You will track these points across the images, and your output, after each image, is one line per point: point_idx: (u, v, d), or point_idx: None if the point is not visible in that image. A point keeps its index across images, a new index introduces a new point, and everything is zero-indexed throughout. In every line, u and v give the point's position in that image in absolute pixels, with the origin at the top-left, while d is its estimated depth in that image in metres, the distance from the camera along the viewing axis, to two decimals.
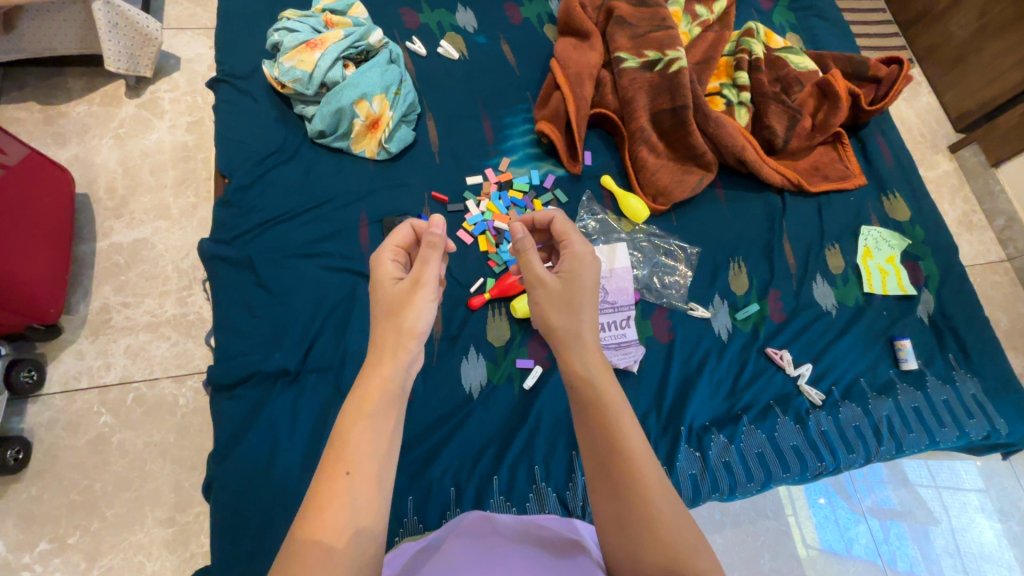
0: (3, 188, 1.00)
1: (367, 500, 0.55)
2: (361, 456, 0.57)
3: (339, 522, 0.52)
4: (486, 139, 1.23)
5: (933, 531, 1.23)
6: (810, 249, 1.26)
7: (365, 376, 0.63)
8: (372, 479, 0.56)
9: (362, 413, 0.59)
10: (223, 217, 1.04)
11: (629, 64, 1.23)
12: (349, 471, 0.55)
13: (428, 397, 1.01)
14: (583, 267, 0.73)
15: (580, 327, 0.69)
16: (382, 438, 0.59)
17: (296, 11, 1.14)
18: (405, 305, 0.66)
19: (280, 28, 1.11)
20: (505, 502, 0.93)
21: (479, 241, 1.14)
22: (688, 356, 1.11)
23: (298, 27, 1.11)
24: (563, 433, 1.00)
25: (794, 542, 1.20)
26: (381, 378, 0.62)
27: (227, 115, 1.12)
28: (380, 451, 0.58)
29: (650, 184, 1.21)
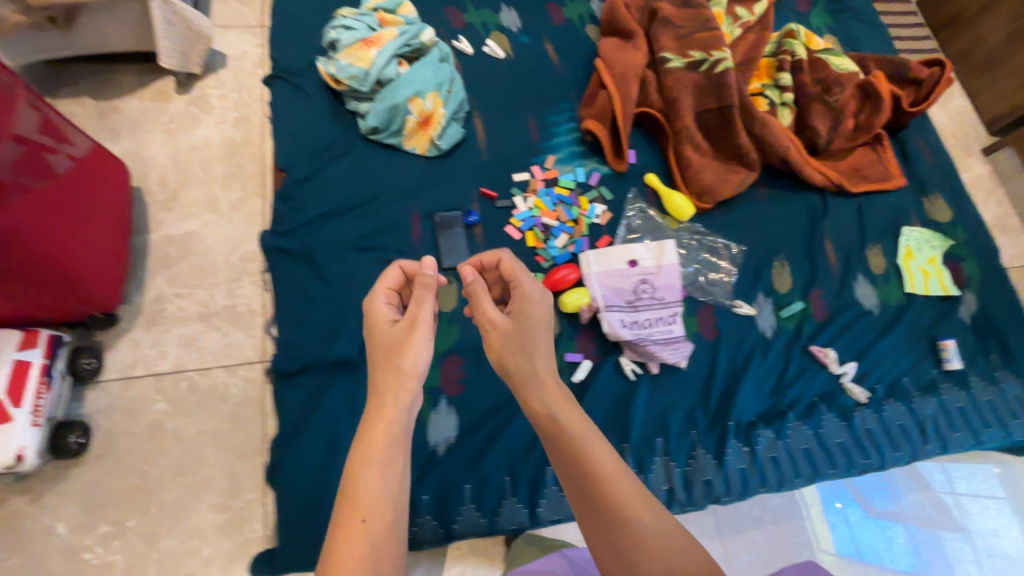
0: (80, 183, 1.01)
1: (383, 539, 0.60)
2: (371, 501, 0.62)
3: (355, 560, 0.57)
4: (533, 136, 1.25)
5: (947, 537, 1.23)
6: (851, 249, 1.28)
7: (371, 422, 0.68)
8: (386, 520, 0.61)
9: (370, 456, 0.65)
10: (285, 212, 1.06)
11: (675, 64, 1.24)
12: (364, 518, 0.60)
13: (481, 390, 1.02)
14: (535, 302, 0.78)
15: (536, 366, 0.72)
16: (388, 479, 0.64)
17: (352, 8, 1.16)
18: (397, 353, 0.71)
19: (338, 24, 1.12)
20: (559, 493, 0.95)
21: (527, 237, 1.15)
22: (733, 353, 1.13)
23: (355, 25, 1.12)
24: (614, 427, 1.02)
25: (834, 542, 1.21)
26: (386, 421, 0.67)
27: (282, 112, 1.14)
28: (390, 493, 0.63)
29: (694, 183, 1.22)
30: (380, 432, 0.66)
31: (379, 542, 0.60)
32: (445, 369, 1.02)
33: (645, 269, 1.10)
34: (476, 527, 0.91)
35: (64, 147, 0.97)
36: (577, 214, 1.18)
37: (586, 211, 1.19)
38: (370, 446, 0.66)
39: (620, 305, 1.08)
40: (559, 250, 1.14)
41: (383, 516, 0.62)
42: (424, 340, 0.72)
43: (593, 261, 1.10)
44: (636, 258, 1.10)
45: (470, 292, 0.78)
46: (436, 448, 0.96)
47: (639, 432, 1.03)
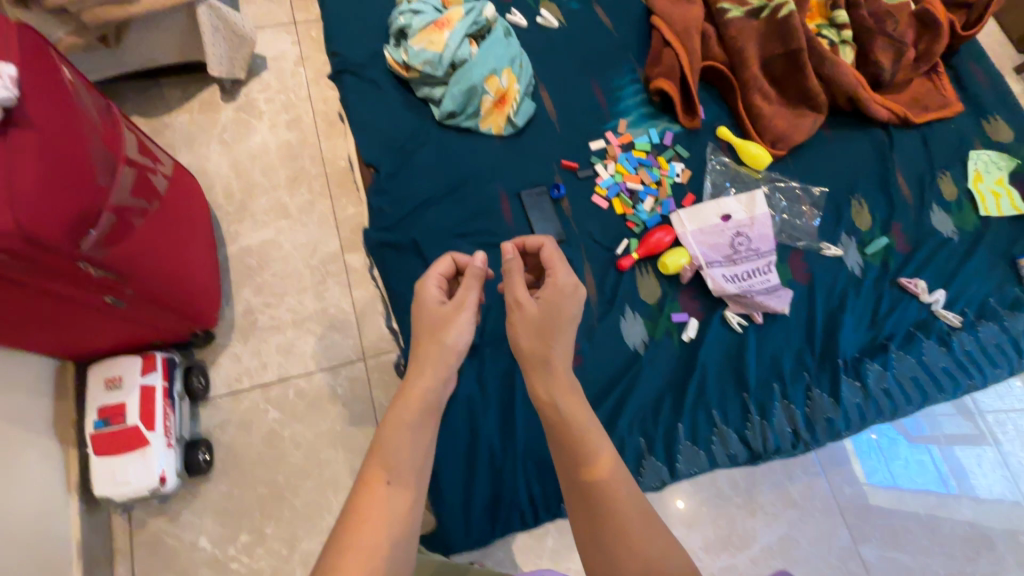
0: (175, 198, 0.99)
1: (405, 503, 0.61)
2: (400, 464, 0.63)
3: (375, 516, 0.59)
4: (600, 103, 1.25)
5: (1010, 455, 1.33)
6: (922, 179, 1.29)
7: (398, 397, 0.69)
8: (406, 489, 0.62)
9: (399, 425, 0.66)
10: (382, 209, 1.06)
11: (734, 14, 1.23)
12: (390, 477, 0.62)
13: (598, 360, 1.04)
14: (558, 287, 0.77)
15: (551, 355, 0.73)
16: (409, 448, 0.65)
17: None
18: (431, 335, 0.72)
19: (405, 9, 1.10)
20: (693, 447, 0.99)
21: (614, 204, 1.15)
22: (828, 293, 1.16)
23: (421, 8, 1.10)
24: (730, 378, 1.05)
25: (924, 466, 1.31)
26: (417, 394, 0.68)
27: (354, 108, 1.12)
28: (417, 460, 0.65)
29: (768, 131, 1.22)
30: (407, 404, 0.67)
31: (396, 510, 0.60)
32: None
33: (739, 222, 1.12)
34: None
35: (159, 164, 0.96)
36: (659, 176, 1.18)
37: (667, 172, 1.19)
38: (401, 416, 0.67)
39: (719, 260, 1.10)
40: (648, 213, 1.15)
41: (402, 483, 0.62)
42: (465, 321, 0.74)
43: (686, 221, 1.12)
44: (729, 212, 1.12)
45: (506, 268, 0.78)
46: None
47: (755, 379, 1.06)
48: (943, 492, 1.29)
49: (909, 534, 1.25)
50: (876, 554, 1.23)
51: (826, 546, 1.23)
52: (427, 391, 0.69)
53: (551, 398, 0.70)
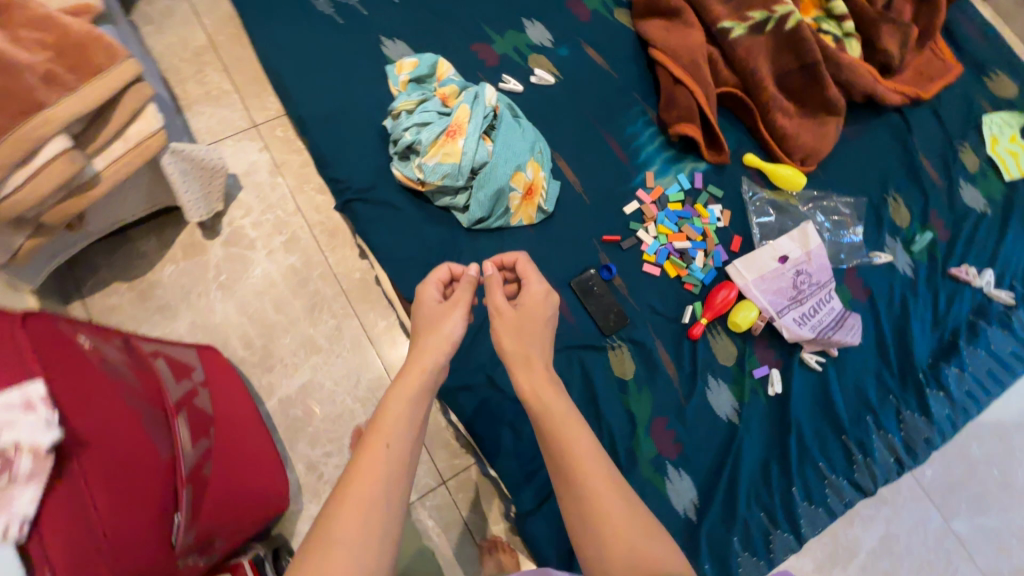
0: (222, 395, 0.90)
1: (397, 470, 0.61)
2: (396, 429, 0.63)
3: (372, 482, 0.58)
4: (620, 158, 1.17)
5: None
6: (945, 156, 1.28)
7: (402, 374, 0.68)
8: (402, 458, 0.61)
9: (404, 399, 0.66)
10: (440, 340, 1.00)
11: (738, 32, 1.15)
12: (389, 440, 0.62)
13: (697, 441, 1.02)
14: (531, 305, 0.76)
15: (531, 354, 0.72)
16: (407, 420, 0.65)
17: (405, 95, 1.02)
18: (433, 330, 0.73)
19: (407, 123, 0.99)
20: (812, 506, 0.99)
21: (667, 269, 1.10)
22: (890, 304, 1.15)
23: (424, 116, 0.99)
24: (825, 422, 1.05)
25: (991, 424, 1.37)
26: (420, 370, 0.69)
27: (373, 234, 1.01)
28: (413, 427, 0.65)
29: (796, 150, 1.18)
30: (412, 380, 0.67)
31: (391, 482, 0.60)
32: (656, 433, 1.01)
33: (796, 261, 1.08)
34: (758, 569, 0.95)
35: (199, 378, 0.85)
36: (702, 227, 1.13)
37: (708, 219, 1.14)
38: (409, 390, 0.67)
39: (787, 305, 1.07)
40: (703, 269, 1.10)
41: (399, 452, 0.62)
42: (460, 321, 0.73)
43: (744, 271, 1.08)
44: (784, 253, 1.09)
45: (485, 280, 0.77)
46: (687, 513, 0.97)
47: (849, 417, 1.05)
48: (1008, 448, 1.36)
49: (988, 496, 1.32)
50: (966, 526, 1.29)
51: (921, 532, 1.28)
52: (430, 368, 0.69)
53: (534, 391, 0.69)
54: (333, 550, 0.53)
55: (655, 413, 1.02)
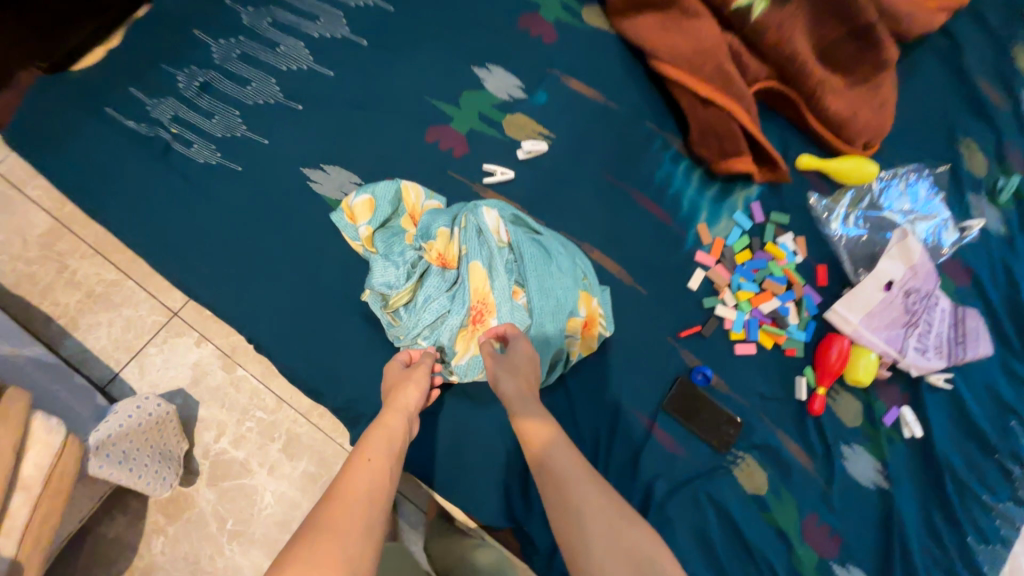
0: None
1: (381, 483, 0.52)
2: (375, 446, 0.56)
3: (354, 494, 0.50)
4: (661, 219, 0.91)
5: None
6: (1002, 67, 1.07)
7: (385, 411, 0.62)
8: (386, 475, 0.53)
9: (386, 429, 0.59)
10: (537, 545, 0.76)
11: (761, 8, 0.87)
12: (371, 456, 0.54)
13: (853, 524, 0.89)
14: (521, 356, 0.67)
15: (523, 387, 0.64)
16: (388, 445, 0.57)
17: (393, 278, 0.74)
18: (405, 385, 0.65)
19: (417, 322, 0.74)
20: (988, 546, 0.89)
21: (762, 341, 0.90)
22: (994, 276, 1.00)
23: (434, 309, 0.74)
24: (970, 444, 0.93)
25: None
26: (402, 407, 0.63)
27: (415, 456, 0.77)
28: (393, 449, 0.57)
29: (859, 134, 0.94)
30: (393, 409, 0.61)
31: (373, 494, 0.51)
32: (812, 536, 0.87)
33: (903, 281, 0.90)
34: None
35: None
36: (783, 272, 0.92)
37: (785, 259, 0.92)
38: (393, 420, 0.60)
39: (904, 335, 0.90)
40: (800, 327, 0.91)
41: (383, 468, 0.54)
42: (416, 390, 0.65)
43: (849, 314, 0.90)
44: (888, 278, 0.90)
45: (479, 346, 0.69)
46: None
47: (991, 429, 0.94)
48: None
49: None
50: None
51: None
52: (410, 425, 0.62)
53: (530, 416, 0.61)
54: (313, 548, 0.43)
55: (804, 512, 0.87)
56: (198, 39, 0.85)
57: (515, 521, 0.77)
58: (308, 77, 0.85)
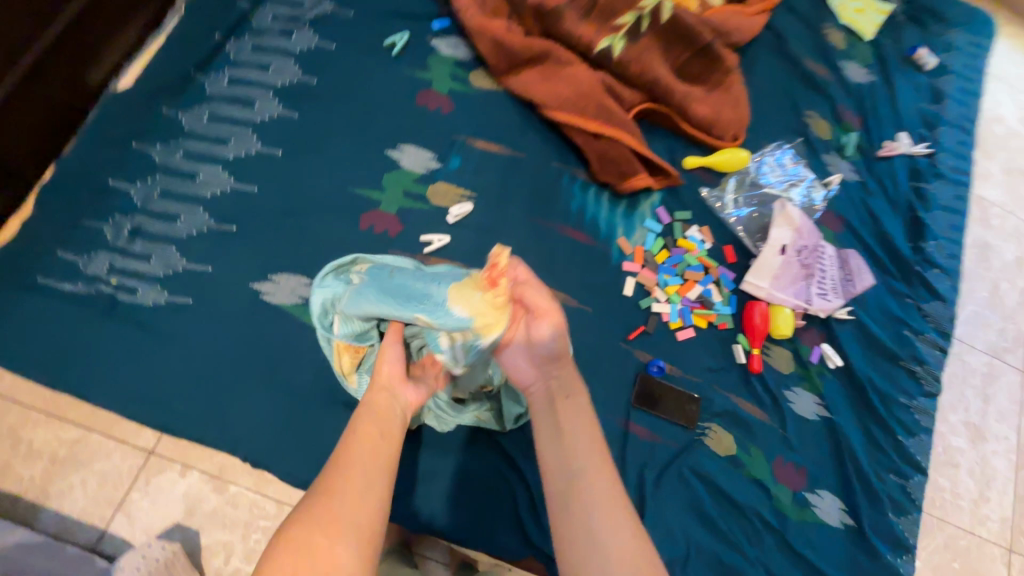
0: None
1: (372, 458, 0.54)
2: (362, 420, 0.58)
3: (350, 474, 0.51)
4: (587, 242, 1.02)
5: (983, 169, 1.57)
6: (819, 48, 1.30)
7: (370, 389, 0.63)
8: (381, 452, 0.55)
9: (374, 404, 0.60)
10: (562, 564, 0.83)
11: (619, 47, 1.03)
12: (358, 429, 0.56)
13: (811, 454, 1.03)
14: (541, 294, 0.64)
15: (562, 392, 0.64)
16: (379, 416, 0.59)
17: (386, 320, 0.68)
18: (383, 362, 0.65)
19: (433, 342, 0.65)
20: (915, 437, 1.06)
21: (698, 323, 1.03)
22: (860, 217, 1.19)
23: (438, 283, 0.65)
24: (881, 358, 1.11)
25: None
26: (385, 380, 0.63)
27: (430, 518, 0.82)
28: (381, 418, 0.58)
29: (727, 130, 1.11)
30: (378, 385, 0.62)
31: (366, 462, 0.53)
32: (781, 475, 1.00)
33: (792, 244, 1.07)
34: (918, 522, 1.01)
35: None
36: (698, 260, 1.06)
37: (696, 248, 1.06)
38: (380, 393, 0.62)
39: (807, 286, 1.07)
40: (725, 302, 1.05)
41: (374, 438, 0.56)
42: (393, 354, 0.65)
43: (760, 281, 1.05)
44: (781, 244, 1.07)
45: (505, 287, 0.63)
46: (846, 523, 1.00)
47: (892, 341, 1.12)
48: (975, 242, 1.50)
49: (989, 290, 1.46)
50: (986, 333, 1.45)
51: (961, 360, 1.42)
52: (398, 397, 0.63)
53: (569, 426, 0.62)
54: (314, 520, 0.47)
55: (770, 457, 1.01)
56: (115, 187, 0.86)
57: (539, 546, 0.83)
58: (233, 198, 0.89)
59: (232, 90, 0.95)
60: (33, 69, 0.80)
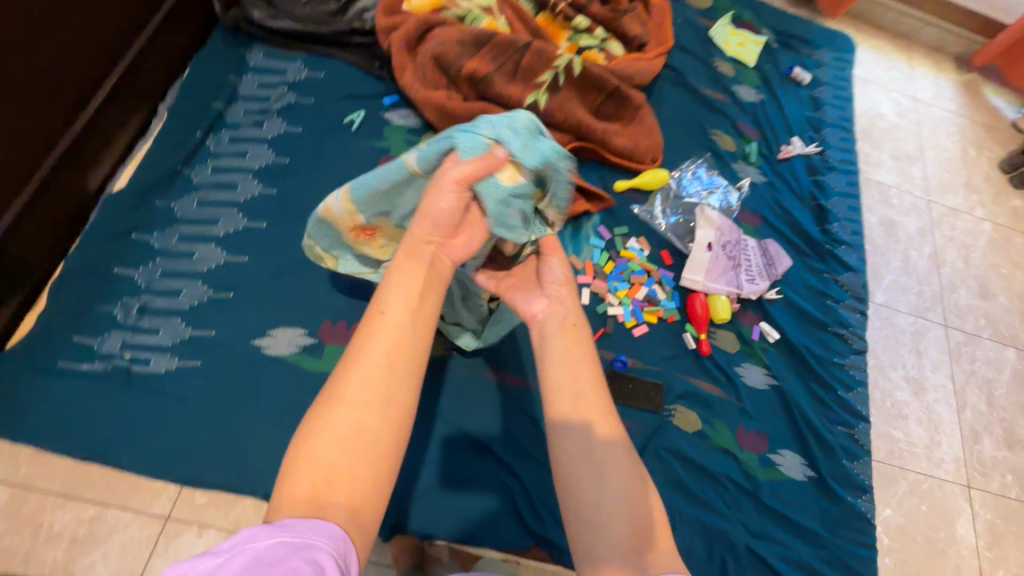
0: None
1: (398, 353, 0.50)
2: (389, 300, 0.53)
3: (374, 373, 0.49)
4: None
5: (879, 152, 1.80)
6: (713, 77, 1.53)
7: (401, 260, 0.57)
8: (408, 344, 0.51)
9: (402, 281, 0.55)
10: (561, 548, 0.92)
11: (543, 100, 1.22)
12: (382, 310, 0.53)
13: (769, 419, 1.16)
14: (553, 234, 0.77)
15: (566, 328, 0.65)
16: (409, 287, 0.54)
17: (497, 184, 0.63)
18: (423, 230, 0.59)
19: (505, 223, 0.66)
20: (852, 390, 1.22)
21: (649, 320, 1.18)
22: (772, 211, 1.39)
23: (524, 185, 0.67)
24: (812, 327, 1.27)
25: None
26: (422, 252, 0.58)
27: (439, 525, 0.91)
28: (412, 302, 0.54)
29: (645, 155, 1.30)
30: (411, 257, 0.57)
31: (394, 356, 0.50)
32: (746, 442, 1.13)
33: (717, 240, 1.25)
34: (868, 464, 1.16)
35: None
36: (640, 266, 1.22)
37: (637, 256, 1.23)
38: (410, 257, 0.57)
39: (736, 274, 1.24)
40: (669, 299, 1.21)
41: (405, 324, 0.52)
42: (450, 198, 0.60)
43: (696, 275, 1.21)
44: (707, 241, 1.24)
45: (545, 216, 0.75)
46: (808, 475, 1.12)
47: (819, 311, 1.29)
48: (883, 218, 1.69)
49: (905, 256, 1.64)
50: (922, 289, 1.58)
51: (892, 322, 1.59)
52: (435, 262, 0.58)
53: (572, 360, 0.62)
54: (335, 420, 0.47)
55: (733, 427, 1.14)
56: (120, 274, 0.98)
57: (541, 534, 0.93)
58: (227, 269, 1.01)
59: (216, 177, 1.09)
60: (43, 181, 0.93)
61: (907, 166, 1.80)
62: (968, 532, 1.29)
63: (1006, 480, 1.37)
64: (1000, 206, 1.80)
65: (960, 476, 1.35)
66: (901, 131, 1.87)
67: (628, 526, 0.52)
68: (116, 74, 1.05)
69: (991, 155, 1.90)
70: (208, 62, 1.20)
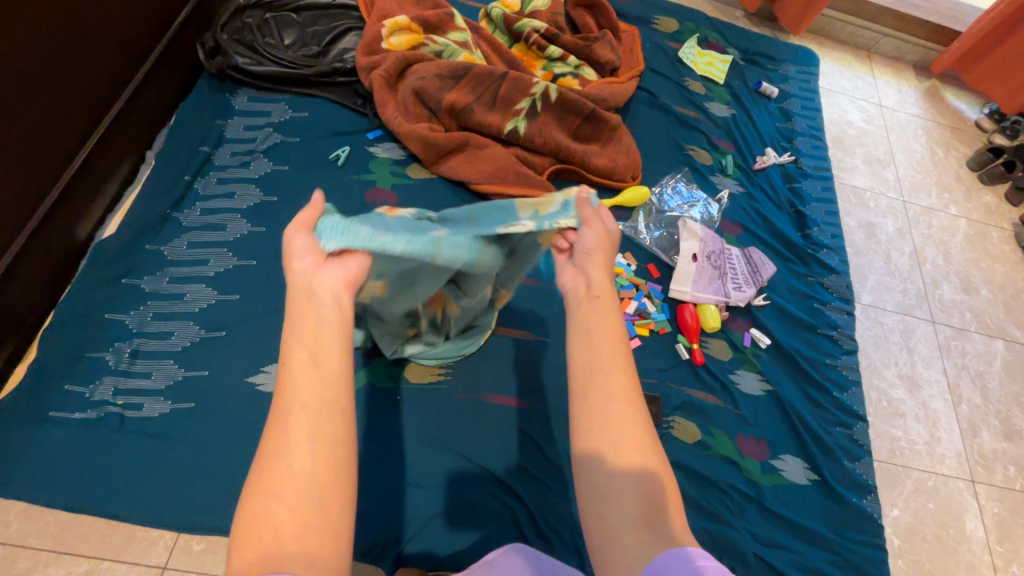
0: None
1: (319, 393, 0.46)
2: (296, 341, 0.48)
3: (295, 429, 0.44)
4: (533, 284, 1.18)
5: (850, 159, 1.86)
6: (685, 95, 1.59)
7: (299, 298, 0.51)
8: (326, 380, 0.46)
9: (312, 317, 0.49)
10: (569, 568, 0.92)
11: (523, 126, 1.26)
12: (290, 358, 0.47)
13: (768, 423, 1.17)
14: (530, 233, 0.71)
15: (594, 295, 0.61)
16: (314, 322, 0.49)
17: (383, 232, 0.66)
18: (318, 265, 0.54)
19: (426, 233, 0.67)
20: (845, 391, 1.24)
21: (641, 333, 1.19)
22: (753, 220, 1.43)
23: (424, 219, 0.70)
24: (801, 331, 1.29)
25: None
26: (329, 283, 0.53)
27: (445, 554, 0.89)
28: (328, 332, 0.49)
29: (626, 173, 1.34)
30: (306, 291, 0.51)
31: (305, 405, 0.45)
32: (747, 449, 1.13)
33: (701, 251, 1.27)
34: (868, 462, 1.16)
35: None
36: (629, 280, 1.23)
37: (625, 271, 1.25)
38: (308, 299, 0.51)
39: (722, 283, 1.26)
40: (659, 311, 1.22)
41: (316, 364, 0.47)
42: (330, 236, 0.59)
43: (683, 286, 1.24)
44: (692, 252, 1.26)
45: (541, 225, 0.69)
46: (811, 478, 1.12)
47: (806, 314, 1.32)
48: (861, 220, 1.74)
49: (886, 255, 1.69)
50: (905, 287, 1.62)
51: None
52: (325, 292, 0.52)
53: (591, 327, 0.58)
54: (269, 491, 0.42)
55: (733, 435, 1.13)
56: (111, 319, 0.98)
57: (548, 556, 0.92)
58: (219, 307, 1.02)
59: (205, 219, 1.11)
60: (32, 235, 0.94)
61: (879, 169, 1.86)
62: (978, 526, 1.28)
63: (1008, 472, 1.37)
64: (972, 203, 1.85)
65: (962, 471, 1.35)
66: (870, 136, 1.94)
67: (637, 491, 0.50)
68: (102, 128, 1.07)
69: (958, 154, 1.97)
70: (194, 110, 1.24)
